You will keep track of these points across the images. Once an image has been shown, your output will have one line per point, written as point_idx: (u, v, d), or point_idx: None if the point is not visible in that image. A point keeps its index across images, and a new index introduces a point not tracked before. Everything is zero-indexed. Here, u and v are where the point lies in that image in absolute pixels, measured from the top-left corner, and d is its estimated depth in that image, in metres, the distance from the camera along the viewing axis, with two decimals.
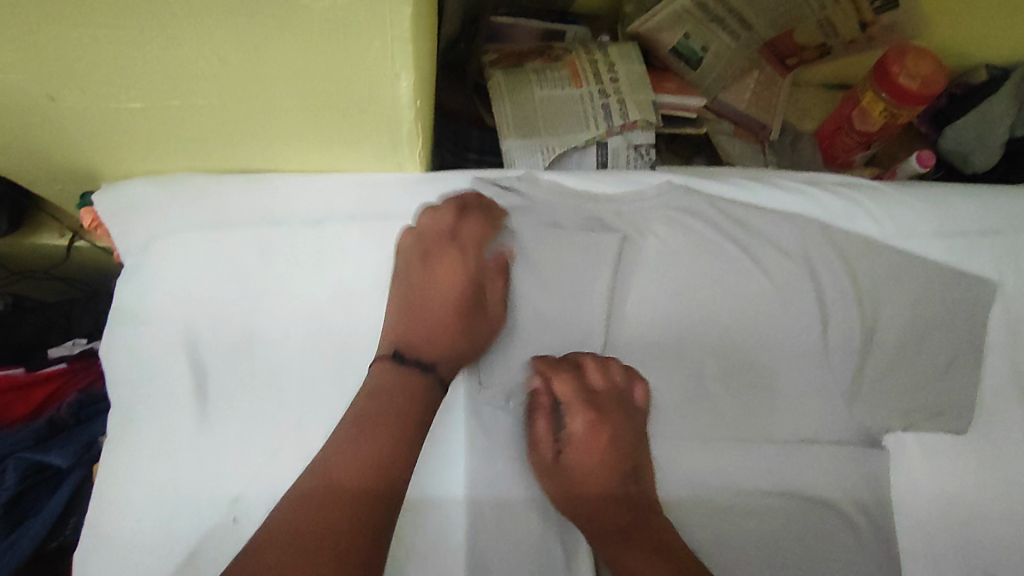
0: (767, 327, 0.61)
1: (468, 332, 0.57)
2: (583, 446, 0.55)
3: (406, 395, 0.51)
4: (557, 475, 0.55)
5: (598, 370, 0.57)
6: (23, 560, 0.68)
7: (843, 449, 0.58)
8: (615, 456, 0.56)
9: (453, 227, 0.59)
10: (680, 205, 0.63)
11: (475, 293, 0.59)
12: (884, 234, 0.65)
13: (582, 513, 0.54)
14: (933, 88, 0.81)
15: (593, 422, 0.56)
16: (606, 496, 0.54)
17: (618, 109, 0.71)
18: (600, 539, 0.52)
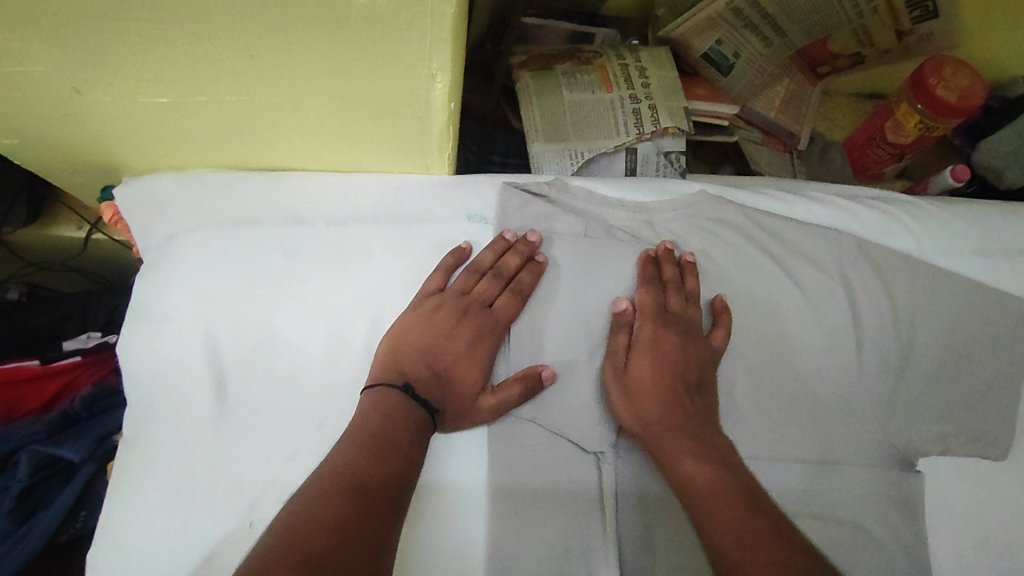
0: (800, 343, 0.59)
1: (464, 354, 0.54)
2: (653, 352, 0.54)
3: (412, 420, 0.49)
4: (649, 372, 0.53)
5: (683, 294, 0.57)
6: (33, 553, 0.67)
7: (875, 472, 0.56)
8: (685, 370, 0.54)
9: (490, 289, 0.56)
10: (712, 216, 0.61)
11: (475, 311, 0.56)
12: (923, 251, 0.63)
13: (652, 420, 0.51)
14: (973, 101, 0.78)
15: (666, 332, 0.55)
16: (677, 404, 0.51)
17: (649, 115, 0.69)
18: (670, 443, 0.49)
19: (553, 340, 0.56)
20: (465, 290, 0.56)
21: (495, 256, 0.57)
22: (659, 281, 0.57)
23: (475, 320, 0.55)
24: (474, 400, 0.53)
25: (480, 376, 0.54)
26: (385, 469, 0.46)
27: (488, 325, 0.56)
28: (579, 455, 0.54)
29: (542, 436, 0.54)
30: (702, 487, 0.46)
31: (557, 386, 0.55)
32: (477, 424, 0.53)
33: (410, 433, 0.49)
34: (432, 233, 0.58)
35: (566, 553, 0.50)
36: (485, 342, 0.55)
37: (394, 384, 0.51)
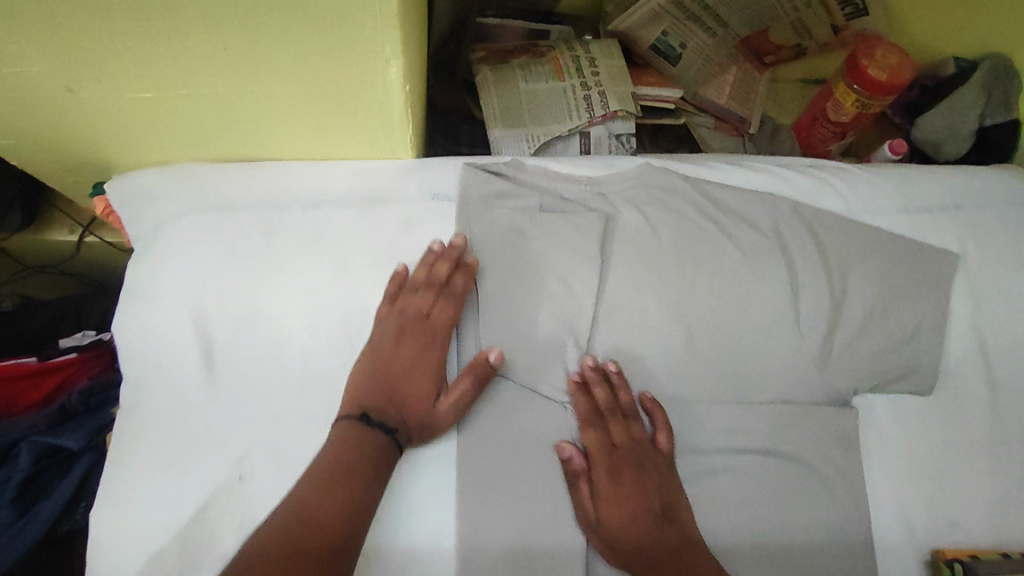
0: (743, 299, 0.64)
1: (411, 367, 0.57)
2: (618, 493, 0.55)
3: (371, 450, 0.51)
4: (625, 517, 0.54)
5: (621, 416, 0.58)
6: (34, 540, 0.74)
7: (813, 410, 0.62)
8: (647, 499, 0.55)
9: (427, 300, 0.59)
10: (660, 185, 0.67)
11: (417, 330, 0.58)
12: (851, 211, 0.69)
13: (643, 561, 0.53)
14: (902, 79, 0.86)
15: (619, 475, 0.56)
16: (654, 542, 0.53)
17: (599, 100, 0.74)
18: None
19: (519, 304, 0.62)
20: (405, 311, 0.59)
21: (426, 270, 0.60)
22: (595, 411, 0.58)
23: (417, 335, 0.58)
24: (435, 401, 0.56)
25: (431, 383, 0.57)
26: (341, 500, 0.48)
27: (429, 338, 0.59)
28: (543, 403, 0.59)
29: (509, 387, 0.59)
30: None
31: (518, 341, 0.61)
32: (440, 431, 0.56)
33: (363, 454, 0.51)
34: (400, 212, 0.63)
35: (531, 493, 0.56)
36: (430, 354, 0.58)
37: (353, 415, 0.53)
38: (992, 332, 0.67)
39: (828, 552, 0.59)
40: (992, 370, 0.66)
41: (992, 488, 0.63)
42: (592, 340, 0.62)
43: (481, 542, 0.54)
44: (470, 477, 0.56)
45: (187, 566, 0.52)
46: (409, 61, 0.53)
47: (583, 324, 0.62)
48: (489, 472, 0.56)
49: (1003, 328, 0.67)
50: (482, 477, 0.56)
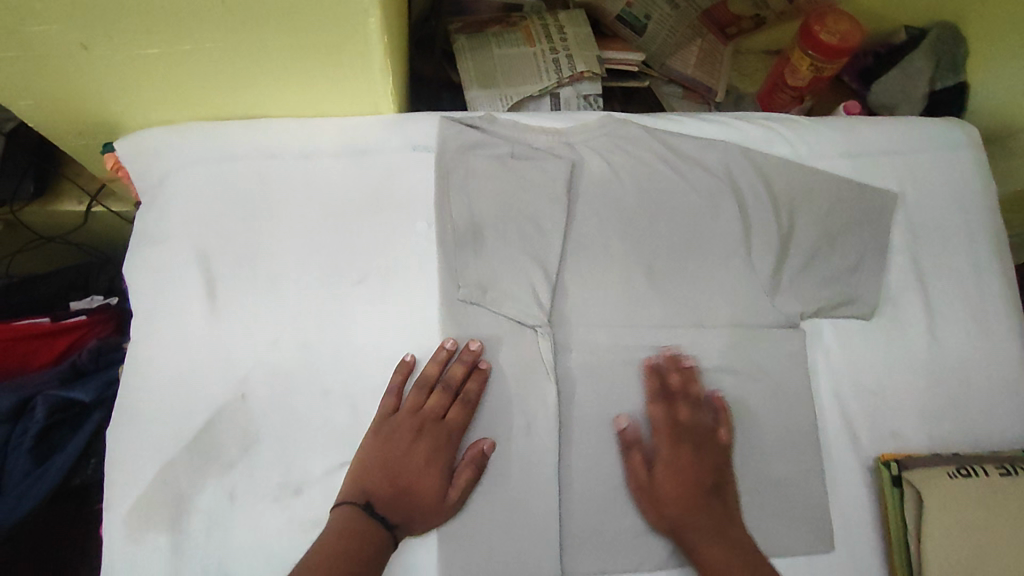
0: (698, 235, 0.71)
1: (421, 462, 0.60)
2: (673, 465, 0.62)
3: (368, 543, 0.55)
4: (675, 482, 0.61)
5: (690, 402, 0.64)
6: (50, 488, 0.79)
7: (764, 332, 0.68)
8: (700, 474, 0.62)
9: (441, 403, 0.62)
10: (621, 134, 0.73)
11: (429, 427, 0.61)
12: (798, 156, 0.75)
13: (681, 524, 0.60)
14: (852, 43, 0.92)
15: (680, 447, 0.63)
16: (699, 508, 0.60)
17: (566, 63, 0.81)
18: (694, 537, 0.59)
19: (494, 242, 0.67)
20: (419, 407, 0.61)
21: (439, 369, 0.62)
22: (664, 392, 0.65)
23: (430, 435, 0.61)
24: (438, 502, 0.59)
25: (440, 481, 0.59)
26: None
27: (443, 438, 0.61)
28: (516, 328, 0.65)
29: (486, 316, 0.65)
30: None
31: (491, 274, 0.66)
32: (441, 522, 0.59)
33: (363, 552, 0.54)
34: (383, 162, 0.69)
35: (506, 407, 0.63)
36: (443, 454, 0.60)
37: (358, 502, 0.57)
38: (929, 262, 0.74)
39: (776, 457, 0.65)
40: (930, 296, 0.72)
41: (928, 400, 0.69)
42: (561, 273, 0.68)
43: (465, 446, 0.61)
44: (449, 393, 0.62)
45: (200, 471, 0.59)
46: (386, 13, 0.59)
47: (553, 259, 0.68)
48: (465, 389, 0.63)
49: (939, 258, 0.74)
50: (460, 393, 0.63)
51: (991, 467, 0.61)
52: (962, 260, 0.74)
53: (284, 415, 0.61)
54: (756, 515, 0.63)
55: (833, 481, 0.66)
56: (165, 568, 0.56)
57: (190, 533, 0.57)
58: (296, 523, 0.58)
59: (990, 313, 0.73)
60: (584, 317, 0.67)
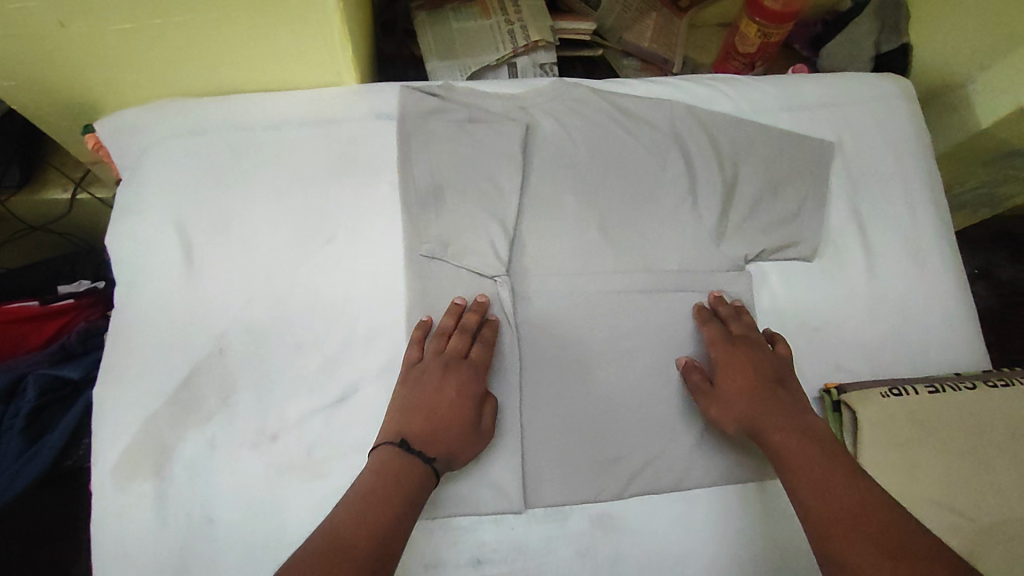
0: (647, 189, 0.75)
1: (453, 398, 0.62)
2: (733, 367, 0.65)
3: (409, 474, 0.56)
4: (734, 381, 0.65)
5: (742, 322, 0.69)
6: (43, 466, 0.81)
7: (711, 276, 0.73)
8: (761, 373, 0.64)
9: (462, 343, 0.64)
10: (572, 97, 0.77)
11: (455, 366, 0.63)
12: (739, 111, 0.80)
13: (744, 417, 0.62)
14: (795, 6, 0.96)
15: (736, 353, 0.66)
16: (761, 398, 0.63)
17: (521, 33, 0.85)
18: (769, 425, 0.61)
19: (455, 201, 0.71)
20: (441, 349, 0.64)
21: (454, 319, 0.66)
22: (717, 318, 0.70)
23: (458, 372, 0.63)
24: (471, 435, 0.61)
25: (471, 412, 0.62)
26: (387, 511, 0.53)
27: (470, 374, 0.63)
28: (478, 280, 0.69)
29: (451, 270, 0.69)
30: (797, 456, 0.57)
31: (454, 230, 0.70)
32: (475, 451, 0.62)
33: (405, 485, 0.55)
34: (348, 130, 0.73)
35: None
36: (471, 387, 0.63)
37: (393, 440, 0.58)
38: (867, 206, 0.78)
39: None
40: (868, 237, 0.77)
41: (868, 333, 0.73)
42: (519, 228, 0.72)
43: None
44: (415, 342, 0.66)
45: (182, 423, 0.62)
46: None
47: (511, 215, 0.72)
48: None
49: (876, 203, 0.78)
50: None
51: (922, 386, 0.66)
52: (898, 204, 0.79)
53: (262, 367, 0.65)
54: (707, 444, 0.68)
55: None
56: (149, 515, 0.59)
57: (174, 481, 0.60)
58: (275, 467, 0.62)
59: (925, 252, 0.77)
60: (544, 268, 0.71)
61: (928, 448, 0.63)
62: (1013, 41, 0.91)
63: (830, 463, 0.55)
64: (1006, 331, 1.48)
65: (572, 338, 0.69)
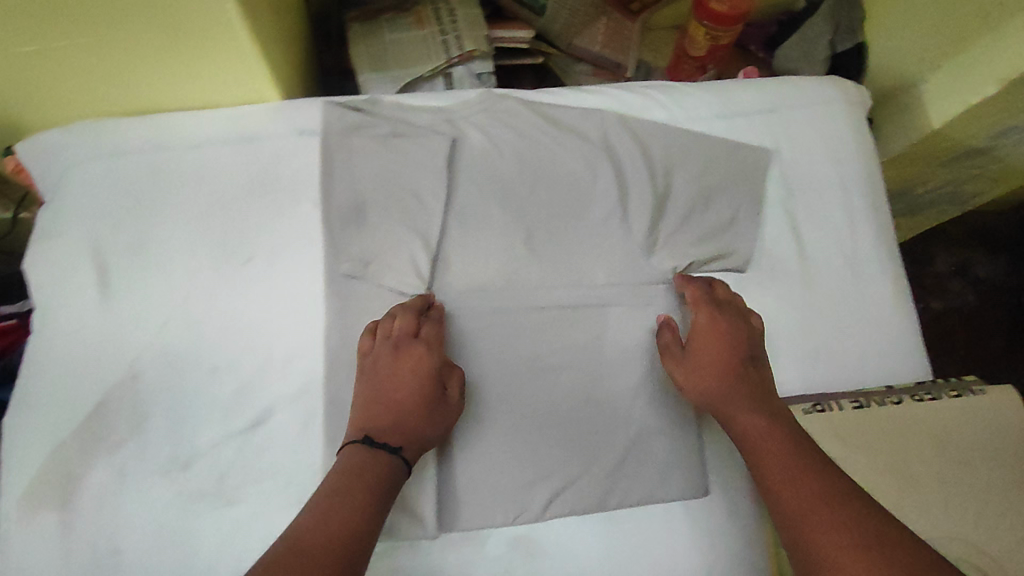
0: (576, 201, 0.74)
1: (409, 381, 0.62)
2: (711, 335, 0.66)
3: (379, 464, 0.57)
4: (711, 349, 0.65)
5: (725, 290, 0.70)
6: None
7: (639, 289, 0.72)
8: (736, 347, 0.65)
9: (409, 324, 0.64)
10: (499, 109, 0.76)
11: (405, 348, 0.63)
12: (672, 119, 0.78)
13: (709, 392, 0.63)
14: (742, 9, 0.94)
15: (716, 321, 0.67)
16: (733, 374, 0.64)
17: (455, 44, 0.83)
18: (737, 403, 0.62)
19: (377, 217, 0.70)
20: (389, 334, 0.64)
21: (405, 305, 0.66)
22: (705, 284, 0.70)
23: (409, 353, 0.63)
24: (435, 416, 0.61)
25: (429, 392, 0.62)
26: (368, 495, 0.54)
27: (420, 354, 0.63)
28: (398, 298, 0.68)
29: (372, 289, 0.68)
30: (762, 437, 0.59)
31: (374, 249, 0.69)
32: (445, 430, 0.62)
33: (384, 469, 0.57)
34: (268, 146, 0.72)
35: None
36: (424, 367, 0.62)
37: (357, 440, 0.59)
38: (802, 215, 0.77)
39: (651, 406, 0.69)
40: (803, 247, 0.76)
41: (802, 344, 0.72)
42: (443, 244, 0.71)
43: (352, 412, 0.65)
44: (334, 364, 0.66)
45: (92, 451, 0.62)
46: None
47: (434, 231, 0.71)
48: (349, 359, 0.66)
49: (812, 212, 0.77)
50: (344, 363, 0.66)
51: (845, 403, 0.66)
52: (835, 210, 0.77)
53: (177, 391, 0.64)
54: (632, 462, 0.67)
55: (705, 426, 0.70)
56: (54, 546, 0.59)
57: (81, 511, 0.60)
58: (186, 493, 0.62)
59: (862, 261, 0.76)
60: (468, 286, 0.70)
61: (853, 462, 0.63)
62: (966, 42, 0.88)
63: (788, 442, 0.58)
64: (980, 328, 1.47)
65: (495, 355, 0.68)
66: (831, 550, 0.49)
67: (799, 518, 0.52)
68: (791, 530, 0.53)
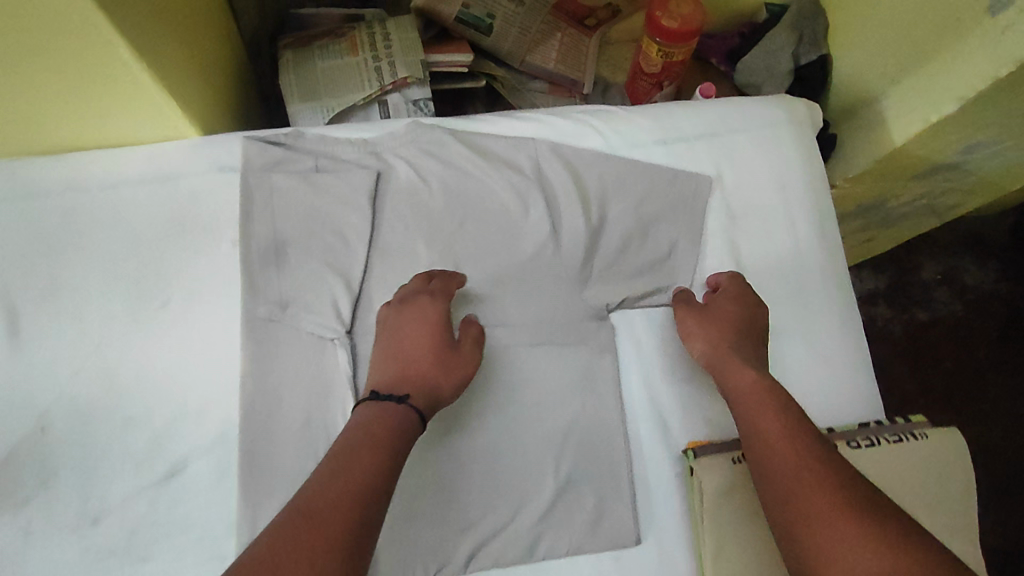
0: (506, 235, 0.72)
1: (417, 334, 0.62)
2: (731, 308, 0.68)
3: (397, 413, 0.56)
4: (728, 318, 0.67)
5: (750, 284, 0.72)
6: None
7: (571, 327, 0.70)
8: (751, 326, 0.67)
9: (420, 284, 0.66)
10: (427, 140, 0.73)
11: (416, 302, 0.64)
12: (610, 146, 0.76)
13: (721, 351, 0.65)
14: (693, 25, 0.92)
15: (740, 300, 0.69)
16: (743, 345, 0.65)
17: (389, 70, 0.81)
18: (740, 365, 0.63)
19: (299, 257, 0.68)
20: (402, 294, 0.66)
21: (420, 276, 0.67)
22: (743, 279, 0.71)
23: (417, 307, 0.64)
24: (445, 368, 0.61)
25: (437, 343, 0.62)
26: (380, 463, 0.51)
27: (429, 307, 0.64)
28: (318, 341, 0.66)
29: (292, 333, 0.66)
30: (761, 398, 0.60)
31: (293, 290, 0.67)
32: (455, 383, 0.61)
33: (398, 430, 0.55)
34: (186, 185, 0.70)
35: (308, 420, 0.65)
36: (432, 318, 0.63)
37: (369, 393, 0.58)
38: (744, 245, 0.74)
39: (581, 449, 0.67)
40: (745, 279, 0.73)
41: None
42: (367, 282, 0.69)
43: (270, 461, 0.63)
44: (251, 412, 0.64)
45: None
46: (141, 35, 0.57)
47: (358, 270, 0.69)
48: (267, 406, 0.64)
49: (756, 241, 0.75)
50: (262, 411, 0.64)
51: None
52: (779, 239, 0.75)
53: (88, 444, 0.62)
54: (561, 509, 0.65)
55: (638, 470, 0.67)
56: None
57: None
58: (93, 550, 0.60)
59: (806, 292, 0.73)
60: None
61: (868, 462, 0.63)
62: (926, 58, 0.84)
63: (788, 408, 0.59)
64: (967, 339, 1.37)
65: None
66: (803, 490, 0.52)
67: (794, 461, 0.54)
68: (783, 470, 0.54)
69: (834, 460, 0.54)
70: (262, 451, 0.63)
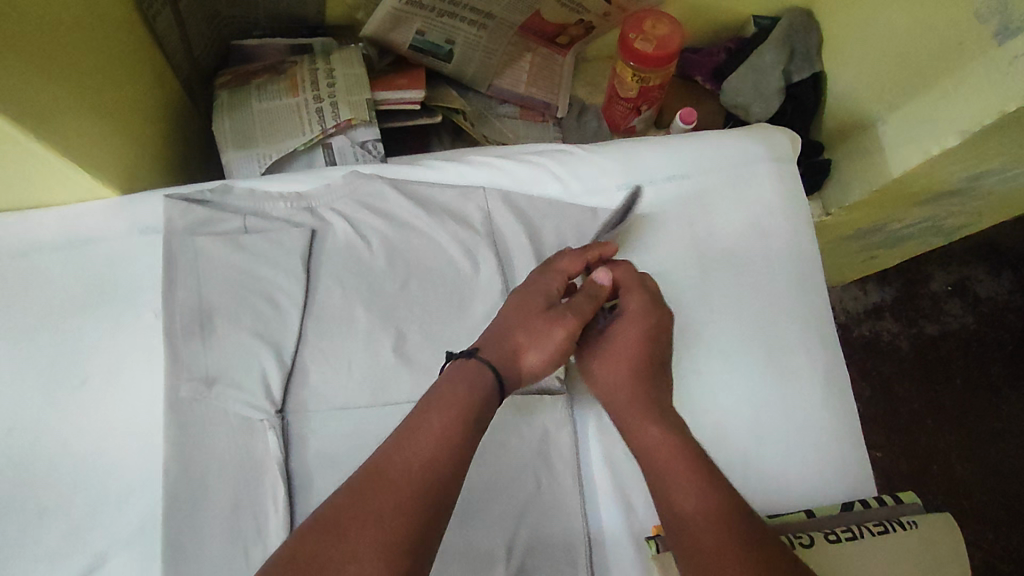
0: (454, 297, 0.66)
1: (523, 305, 0.59)
2: (620, 332, 0.61)
3: (470, 375, 0.52)
4: (617, 343, 0.60)
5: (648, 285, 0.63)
6: None
7: (524, 399, 0.64)
8: (642, 350, 0.60)
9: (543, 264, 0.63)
10: (364, 193, 0.68)
11: (537, 280, 0.61)
12: (568, 193, 0.70)
13: (612, 386, 0.59)
14: (669, 49, 0.84)
15: (633, 317, 0.61)
16: (635, 371, 0.59)
17: (330, 111, 0.75)
18: (628, 402, 0.58)
19: (226, 325, 0.62)
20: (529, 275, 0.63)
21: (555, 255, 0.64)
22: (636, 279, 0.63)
23: (532, 285, 0.61)
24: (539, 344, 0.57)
25: (538, 318, 0.58)
26: (443, 455, 0.46)
27: (543, 287, 0.60)
28: (245, 421, 0.60)
29: (218, 412, 0.60)
30: (648, 442, 0.54)
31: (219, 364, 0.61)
32: (539, 360, 0.57)
33: (469, 409, 0.50)
34: (106, 250, 0.65)
35: (236, 507, 0.58)
36: (541, 295, 0.60)
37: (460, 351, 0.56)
38: (718, 299, 0.67)
39: (537, 534, 0.60)
40: (719, 338, 0.66)
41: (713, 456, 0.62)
42: (301, 353, 0.63)
43: (190, 561, 0.56)
44: (172, 504, 0.57)
45: None
46: (37, 105, 0.52)
47: (289, 339, 0.63)
48: (190, 497, 0.58)
49: (731, 294, 0.67)
50: (184, 503, 0.57)
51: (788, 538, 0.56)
52: (756, 291, 0.68)
53: None
54: None
55: (602, 557, 0.61)
56: None
57: None
58: None
59: (786, 350, 0.66)
60: (325, 402, 0.62)
61: (946, 551, 0.56)
62: (924, 83, 0.77)
63: (678, 452, 0.53)
64: (977, 354, 1.26)
65: None
66: (700, 553, 0.47)
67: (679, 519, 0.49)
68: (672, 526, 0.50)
69: (728, 516, 0.49)
70: (181, 548, 0.56)
